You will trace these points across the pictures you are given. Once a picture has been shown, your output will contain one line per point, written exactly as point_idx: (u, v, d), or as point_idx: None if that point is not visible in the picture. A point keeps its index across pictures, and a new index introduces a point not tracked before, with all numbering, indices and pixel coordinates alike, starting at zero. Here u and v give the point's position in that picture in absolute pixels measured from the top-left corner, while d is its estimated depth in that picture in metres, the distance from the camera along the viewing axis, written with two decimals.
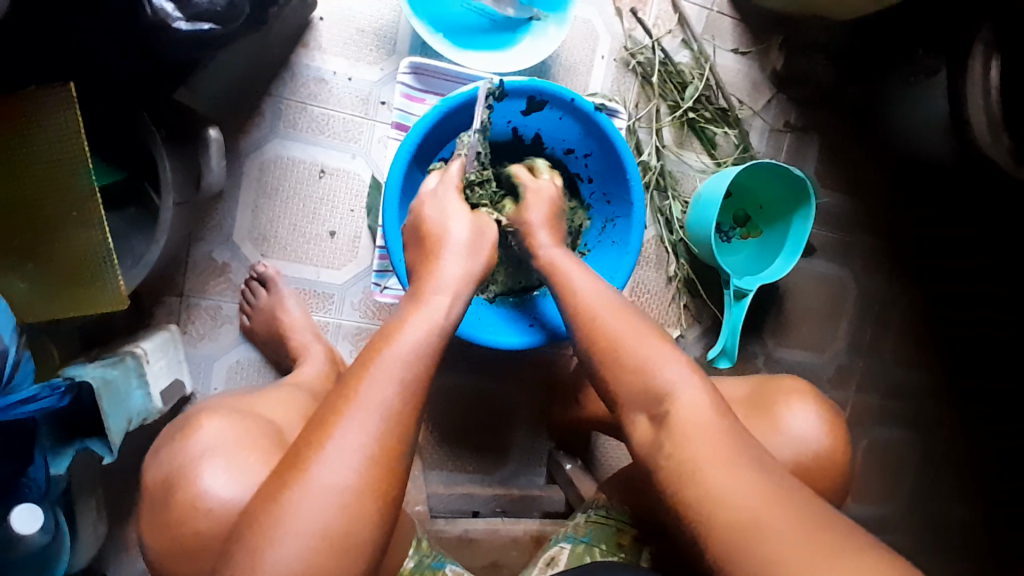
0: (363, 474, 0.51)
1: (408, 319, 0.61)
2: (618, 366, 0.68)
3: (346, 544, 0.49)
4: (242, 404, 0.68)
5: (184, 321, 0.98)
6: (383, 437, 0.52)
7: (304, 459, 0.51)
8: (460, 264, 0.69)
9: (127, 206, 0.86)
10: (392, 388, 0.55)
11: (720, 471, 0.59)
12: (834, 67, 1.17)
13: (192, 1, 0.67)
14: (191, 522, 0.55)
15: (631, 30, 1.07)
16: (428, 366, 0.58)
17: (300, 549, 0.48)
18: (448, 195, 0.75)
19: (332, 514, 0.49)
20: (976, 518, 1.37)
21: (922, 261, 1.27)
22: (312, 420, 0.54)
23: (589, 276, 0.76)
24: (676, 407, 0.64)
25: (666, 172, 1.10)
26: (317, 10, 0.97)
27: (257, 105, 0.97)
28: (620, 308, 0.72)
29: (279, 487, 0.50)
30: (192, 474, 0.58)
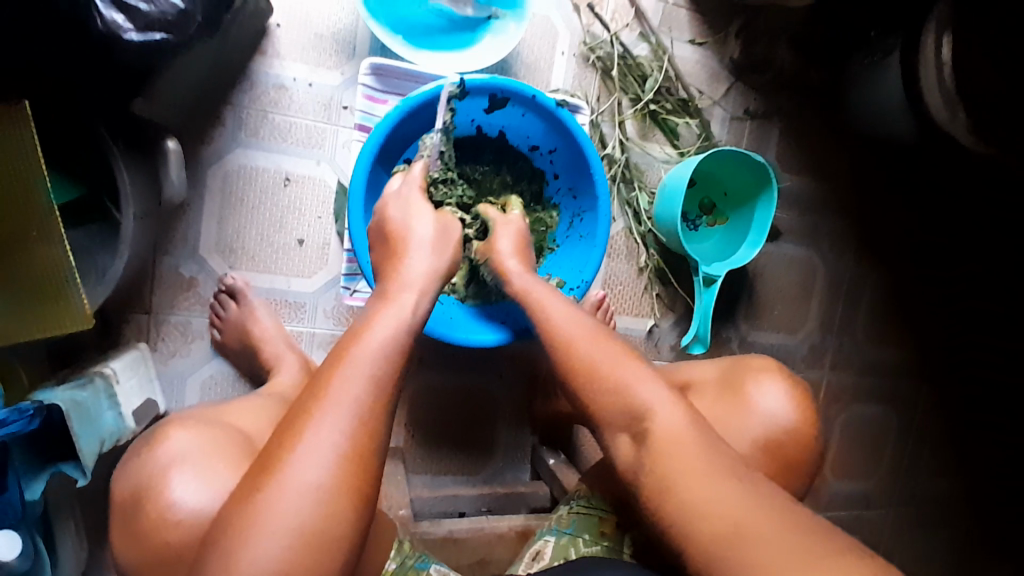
0: (338, 472, 0.50)
1: (376, 317, 0.60)
2: (596, 388, 0.69)
3: (324, 542, 0.49)
4: (214, 416, 0.67)
5: (154, 338, 0.96)
6: (355, 434, 0.52)
7: (277, 459, 0.50)
8: (428, 260, 0.69)
9: (90, 221, 0.84)
10: (364, 386, 0.54)
11: (690, 480, 0.61)
12: (790, 54, 1.19)
13: (142, 11, 0.66)
14: (164, 534, 0.55)
15: (589, 25, 1.08)
16: (401, 360, 0.57)
17: (276, 547, 0.47)
18: (413, 192, 0.75)
19: (307, 512, 0.49)
20: (946, 484, 1.41)
21: (886, 239, 1.30)
22: (284, 421, 0.53)
23: (561, 301, 0.77)
24: (654, 426, 0.65)
25: (631, 165, 1.12)
26: (273, 16, 0.96)
27: (217, 115, 0.96)
28: (596, 333, 0.72)
29: (253, 487, 0.50)
30: (161, 486, 0.57)
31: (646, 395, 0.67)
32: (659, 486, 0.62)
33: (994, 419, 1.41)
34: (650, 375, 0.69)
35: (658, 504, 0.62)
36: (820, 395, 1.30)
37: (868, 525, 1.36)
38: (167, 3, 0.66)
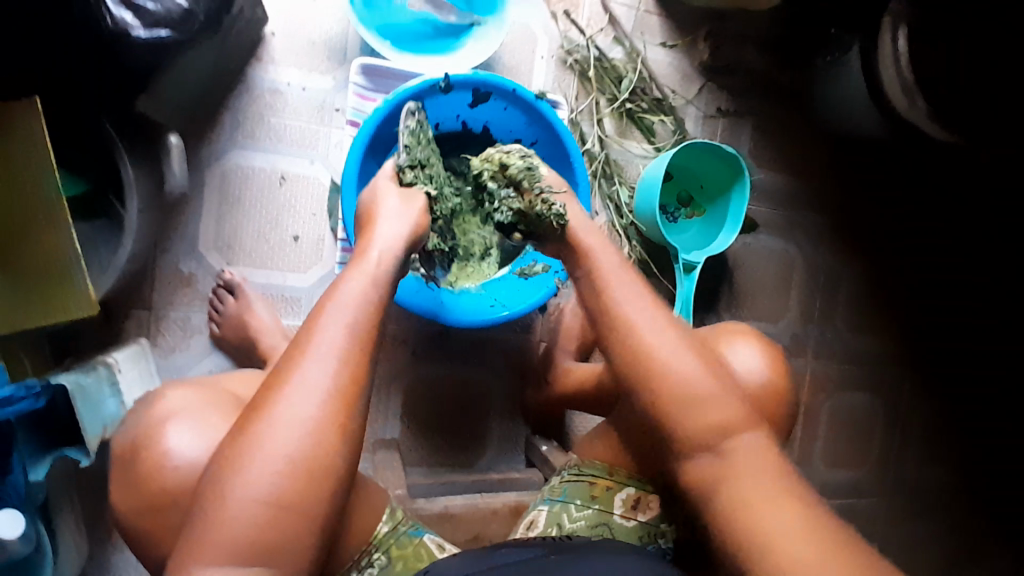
0: (325, 408, 0.55)
1: (349, 273, 0.64)
2: (676, 405, 0.68)
3: (316, 469, 0.54)
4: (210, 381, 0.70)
5: (154, 334, 0.99)
6: (339, 374, 0.57)
7: (269, 398, 0.56)
8: (403, 219, 0.71)
9: (93, 217, 0.88)
10: (343, 331, 0.58)
11: (756, 502, 0.65)
12: (757, 55, 1.26)
13: (149, 10, 0.72)
14: (160, 481, 0.58)
15: (566, 31, 1.15)
16: (376, 310, 0.61)
17: (271, 472, 0.53)
18: (380, 182, 0.78)
19: (299, 442, 0.54)
20: (933, 469, 1.44)
21: (859, 229, 1.36)
22: (275, 367, 0.59)
23: (643, 305, 0.73)
24: (732, 448, 0.68)
25: (611, 160, 1.18)
26: (268, 25, 1.02)
27: (215, 118, 1.01)
28: (667, 329, 0.72)
29: (247, 423, 0.55)
30: (158, 436, 0.59)
31: (727, 417, 0.68)
32: (732, 501, 0.66)
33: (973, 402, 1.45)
34: (735, 396, 0.70)
35: (719, 513, 0.66)
36: (805, 382, 1.33)
37: (859, 511, 1.39)
38: (173, 2, 0.72)
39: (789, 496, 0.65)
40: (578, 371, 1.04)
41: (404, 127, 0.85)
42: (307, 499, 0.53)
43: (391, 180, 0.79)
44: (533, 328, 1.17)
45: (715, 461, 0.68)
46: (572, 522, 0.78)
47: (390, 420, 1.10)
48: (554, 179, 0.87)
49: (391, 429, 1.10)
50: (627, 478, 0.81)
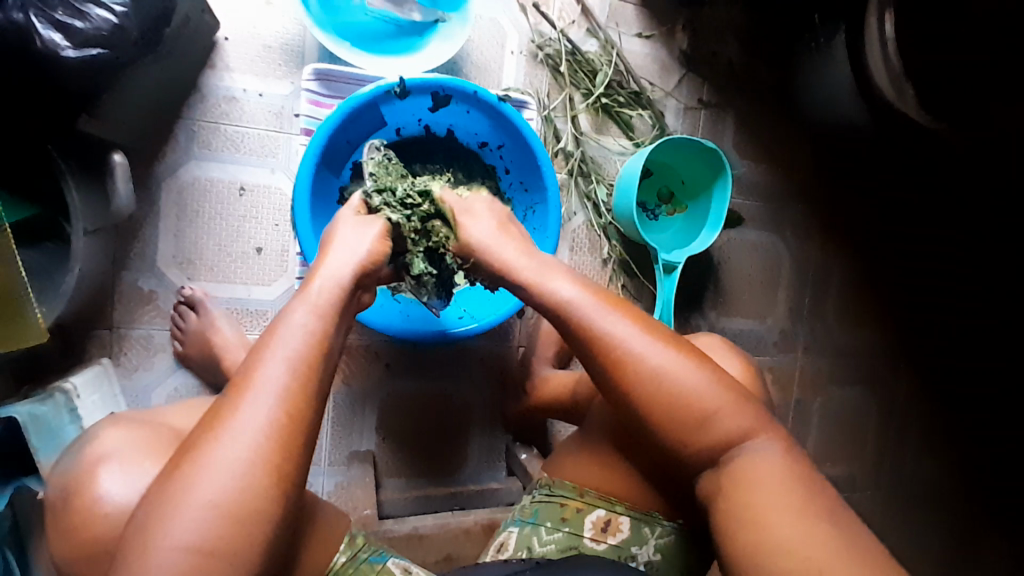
0: (260, 449, 0.54)
1: (295, 303, 0.62)
2: (673, 423, 0.65)
3: (247, 516, 0.52)
4: (151, 418, 0.72)
5: (117, 353, 0.97)
6: (278, 414, 0.55)
7: (203, 440, 0.54)
8: (362, 237, 0.71)
9: (45, 241, 0.86)
10: (284, 367, 0.57)
11: (774, 514, 0.60)
12: (739, 43, 1.21)
13: (78, 28, 0.68)
14: (90, 530, 0.58)
15: (537, 24, 1.10)
16: (321, 348, 0.60)
17: (197, 520, 0.51)
18: (345, 212, 0.75)
19: (229, 487, 0.52)
20: (930, 463, 1.41)
21: (850, 221, 1.31)
22: (214, 408, 0.57)
23: (626, 322, 0.69)
24: (739, 459, 0.64)
25: (588, 158, 1.13)
26: (221, 30, 0.98)
27: (170, 129, 0.97)
28: (660, 342, 0.68)
29: (178, 466, 0.54)
30: (90, 482, 0.60)
31: (731, 424, 0.65)
32: (750, 518, 0.61)
33: (969, 393, 1.42)
34: (747, 402, 0.66)
35: (733, 526, 0.62)
36: (795, 379, 1.30)
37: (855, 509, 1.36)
38: (101, 19, 0.69)
39: (809, 506, 0.61)
40: (553, 381, 1.01)
41: (370, 159, 0.88)
42: (235, 550, 0.52)
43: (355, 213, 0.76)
44: (511, 334, 1.13)
45: (723, 472, 0.64)
46: (542, 545, 0.75)
47: (367, 433, 1.07)
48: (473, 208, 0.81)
49: (368, 441, 1.07)
50: (597, 499, 0.76)
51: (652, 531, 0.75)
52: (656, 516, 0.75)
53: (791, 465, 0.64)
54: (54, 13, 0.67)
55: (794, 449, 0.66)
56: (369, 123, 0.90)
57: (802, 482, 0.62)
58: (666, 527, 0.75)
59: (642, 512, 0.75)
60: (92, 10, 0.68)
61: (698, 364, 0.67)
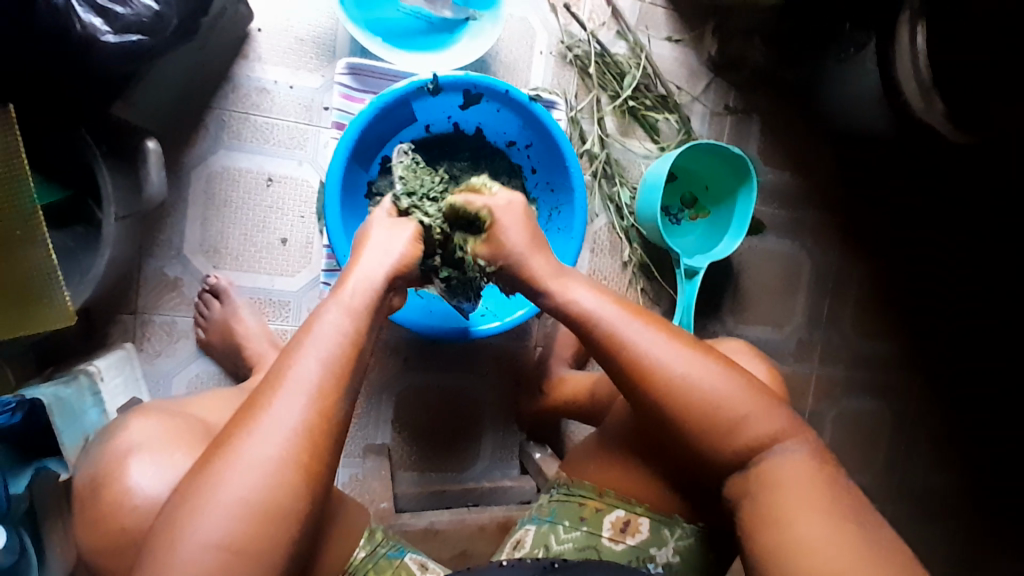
0: (289, 448, 0.55)
1: (327, 304, 0.63)
2: (700, 427, 0.65)
3: (274, 512, 0.53)
4: (179, 408, 0.73)
5: (140, 338, 0.98)
6: (309, 412, 0.56)
7: (234, 436, 0.55)
8: (393, 237, 0.72)
9: (74, 224, 0.86)
10: (315, 366, 0.58)
11: (792, 512, 0.60)
12: (767, 50, 1.21)
13: (119, 14, 0.69)
14: (120, 519, 0.59)
15: (566, 25, 1.10)
16: (354, 349, 0.61)
17: (225, 514, 0.52)
18: (376, 213, 0.77)
19: (257, 484, 0.53)
20: (942, 479, 1.40)
21: (872, 232, 1.30)
22: (247, 404, 0.58)
23: (650, 330, 0.69)
24: (769, 463, 0.64)
25: (612, 160, 1.13)
26: (255, 21, 0.98)
27: (200, 118, 0.98)
28: (687, 352, 0.67)
29: (209, 460, 0.55)
30: (120, 471, 0.61)
31: (762, 427, 0.65)
32: (767, 517, 0.61)
33: (984, 410, 1.41)
34: (772, 404, 0.66)
35: (756, 534, 0.61)
36: (809, 389, 1.29)
37: None
38: (143, 7, 0.69)
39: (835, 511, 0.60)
40: (571, 382, 1.01)
41: (399, 162, 0.92)
42: (263, 545, 0.52)
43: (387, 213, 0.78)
44: (529, 334, 1.13)
45: (750, 476, 0.65)
46: (560, 543, 0.75)
47: (382, 426, 1.07)
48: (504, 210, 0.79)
49: (383, 435, 1.07)
50: (617, 500, 0.76)
51: (671, 533, 0.75)
52: (677, 518, 0.75)
53: (822, 469, 0.64)
54: None
55: (824, 453, 0.66)
56: (400, 118, 0.90)
57: (828, 486, 0.62)
58: (686, 529, 0.75)
59: (662, 514, 0.75)
60: None
61: (727, 370, 0.67)
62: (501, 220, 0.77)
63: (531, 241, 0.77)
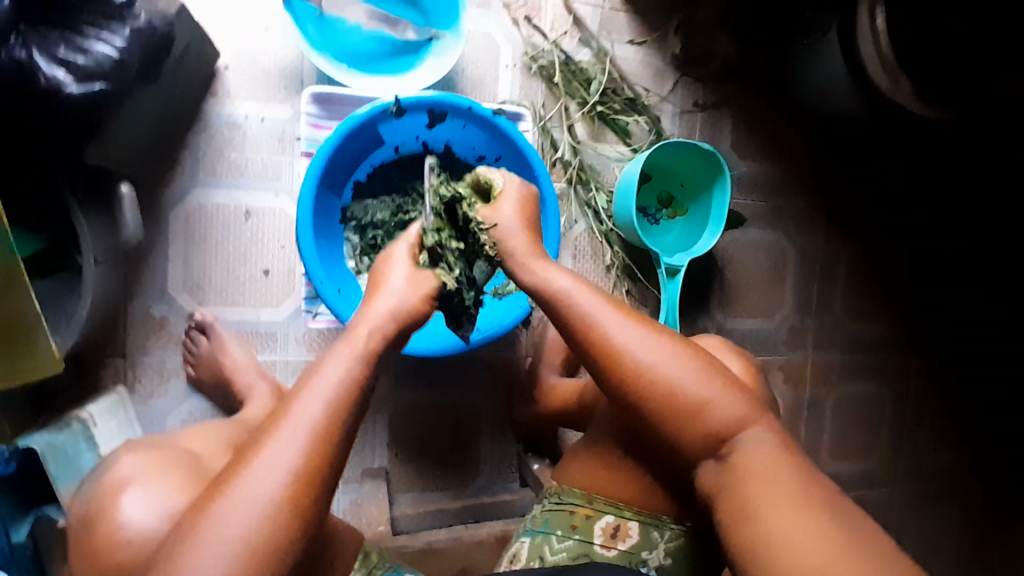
0: (288, 486, 0.55)
1: (335, 349, 0.64)
2: (666, 410, 0.65)
3: (267, 552, 0.53)
4: (167, 442, 0.74)
5: (131, 380, 0.98)
6: (310, 452, 0.57)
7: (235, 474, 0.55)
8: (411, 284, 0.72)
9: (53, 272, 0.87)
10: (322, 407, 0.59)
11: (777, 512, 0.60)
12: (731, 43, 1.21)
13: (80, 64, 0.70)
14: (113, 556, 0.59)
15: (529, 37, 1.12)
16: (358, 393, 0.61)
17: (226, 551, 0.52)
18: (397, 248, 0.75)
19: (255, 522, 0.53)
20: (947, 454, 1.41)
21: (854, 216, 1.31)
22: (248, 441, 0.59)
23: (614, 313, 0.69)
24: (743, 452, 0.64)
25: (586, 166, 1.14)
26: (220, 59, 1.00)
27: (175, 159, 0.99)
28: (656, 337, 0.68)
29: (211, 496, 0.55)
30: (115, 507, 0.61)
31: (727, 411, 0.65)
32: (746, 514, 0.61)
33: (984, 384, 1.41)
34: (739, 393, 0.67)
35: (739, 532, 0.61)
36: (806, 377, 1.29)
37: (873, 505, 1.35)
38: (102, 56, 0.71)
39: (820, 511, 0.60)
40: (561, 389, 1.01)
41: (430, 180, 0.83)
42: None
43: (410, 250, 0.76)
44: (518, 343, 1.13)
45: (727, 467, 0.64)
46: (554, 554, 0.75)
47: (379, 449, 1.07)
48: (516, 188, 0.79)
49: (381, 457, 1.08)
50: (606, 506, 0.76)
51: (662, 535, 0.74)
52: (666, 520, 0.75)
53: (789, 456, 0.64)
54: (56, 50, 0.69)
55: (793, 446, 0.66)
56: (368, 142, 0.92)
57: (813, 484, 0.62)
58: (677, 530, 0.75)
59: (650, 515, 0.75)
60: (94, 47, 0.70)
61: (691, 355, 0.68)
62: (507, 193, 0.78)
63: (526, 223, 0.78)
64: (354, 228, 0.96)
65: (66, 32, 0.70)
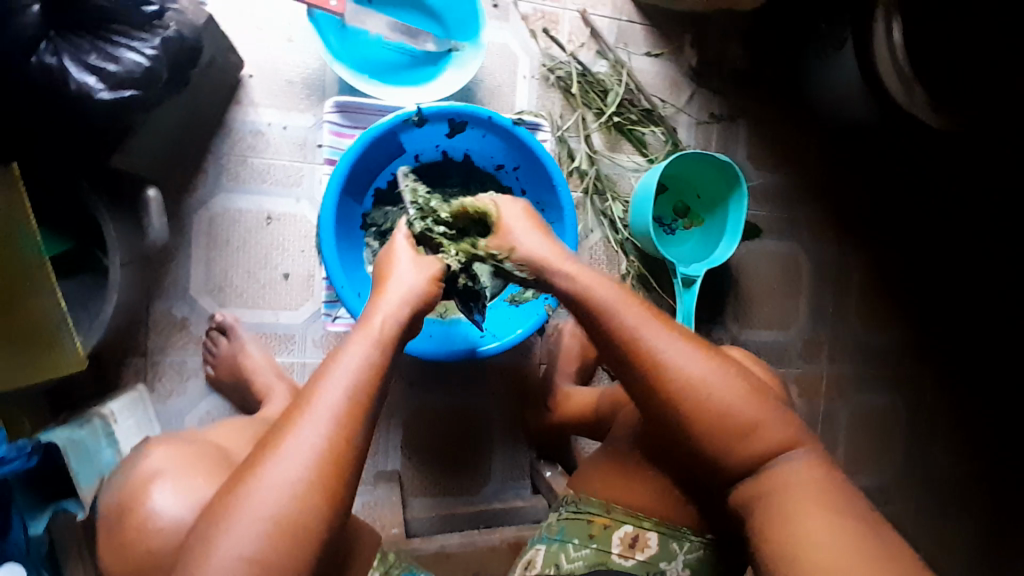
0: (314, 469, 0.56)
1: (352, 338, 0.64)
2: (710, 430, 0.65)
3: (296, 532, 0.54)
4: (196, 435, 0.75)
5: (152, 380, 1.00)
6: (333, 436, 0.57)
7: (260, 460, 0.57)
8: (419, 271, 0.72)
9: (79, 274, 0.89)
10: (341, 392, 0.60)
11: (817, 527, 0.60)
12: (745, 56, 1.22)
13: (111, 71, 0.72)
14: (140, 548, 0.60)
15: (547, 48, 1.13)
16: (376, 379, 0.62)
17: (253, 533, 0.53)
18: (397, 242, 0.76)
19: (284, 503, 0.54)
20: (964, 470, 1.39)
21: (870, 229, 1.31)
22: (273, 428, 0.60)
23: (657, 328, 0.69)
24: (778, 467, 0.65)
25: (602, 176, 1.15)
26: (246, 68, 1.02)
27: (200, 164, 1.01)
28: (691, 353, 0.67)
29: (238, 481, 0.56)
30: (139, 501, 0.63)
31: (768, 431, 0.65)
32: (783, 516, 0.62)
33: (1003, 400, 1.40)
34: (771, 406, 0.66)
35: (763, 537, 0.62)
36: (821, 389, 1.28)
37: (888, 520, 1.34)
38: (132, 63, 0.73)
39: (842, 516, 0.61)
40: (575, 398, 1.01)
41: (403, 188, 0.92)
42: (287, 563, 0.53)
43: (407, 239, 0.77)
44: (532, 350, 1.14)
45: (757, 480, 0.65)
46: (570, 562, 0.75)
47: (392, 453, 1.08)
48: (513, 209, 0.81)
49: (394, 461, 1.08)
50: (625, 516, 0.75)
51: (681, 546, 0.74)
52: (685, 530, 0.75)
53: (824, 473, 0.65)
54: (87, 57, 0.71)
55: (825, 459, 0.66)
56: (389, 150, 0.93)
57: (831, 488, 0.63)
58: (695, 541, 0.75)
59: (670, 527, 0.74)
60: (123, 55, 0.72)
61: (729, 369, 0.67)
62: (507, 216, 0.79)
63: (545, 235, 0.78)
64: (375, 234, 0.98)
65: (95, 40, 0.72)
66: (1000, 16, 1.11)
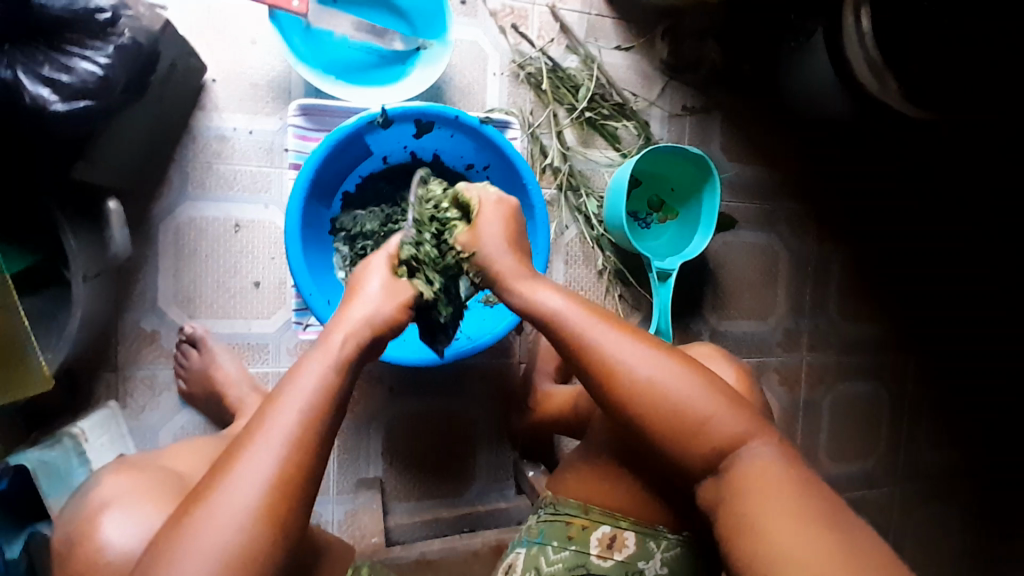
0: (267, 494, 0.55)
1: (309, 357, 0.63)
2: (677, 441, 0.64)
3: (246, 561, 0.53)
4: (151, 461, 0.74)
5: (123, 396, 0.98)
6: (287, 460, 0.56)
7: (212, 487, 0.55)
8: (387, 290, 0.71)
9: (45, 289, 0.87)
10: (294, 415, 0.58)
11: (776, 524, 0.59)
12: (718, 47, 1.21)
13: (64, 82, 0.69)
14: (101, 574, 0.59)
15: (517, 45, 1.12)
16: (333, 398, 0.61)
17: (205, 564, 0.52)
18: (375, 259, 0.75)
19: (236, 532, 0.53)
20: (945, 452, 1.40)
21: (846, 217, 1.31)
22: (227, 452, 0.59)
23: (611, 333, 0.68)
24: (746, 470, 0.64)
25: (576, 172, 1.14)
26: (209, 72, 1.00)
27: (163, 172, 0.99)
28: (671, 366, 0.66)
29: (188, 508, 0.55)
30: (96, 528, 0.61)
31: (732, 433, 0.64)
32: (745, 522, 0.62)
33: (981, 382, 1.41)
34: (747, 416, 0.66)
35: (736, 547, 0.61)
36: (802, 379, 1.29)
37: (871, 505, 1.35)
38: (87, 72, 0.70)
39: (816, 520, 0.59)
40: (555, 397, 1.00)
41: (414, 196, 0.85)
42: None
43: (391, 258, 0.75)
44: (512, 350, 1.13)
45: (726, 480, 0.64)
46: (550, 565, 0.75)
47: (373, 459, 1.07)
48: (494, 209, 0.77)
49: (375, 467, 1.07)
50: (603, 516, 0.75)
51: (658, 544, 0.74)
52: (661, 529, 0.74)
53: (793, 468, 0.64)
54: (41, 69, 0.69)
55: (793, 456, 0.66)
56: (355, 153, 0.92)
57: (800, 487, 0.62)
58: (672, 540, 0.74)
59: (648, 527, 0.74)
60: (77, 64, 0.70)
61: (702, 385, 0.66)
62: (485, 212, 0.76)
63: (513, 244, 0.76)
64: (344, 238, 0.96)
65: (48, 51, 0.69)
66: (1000, 20, 1.06)
